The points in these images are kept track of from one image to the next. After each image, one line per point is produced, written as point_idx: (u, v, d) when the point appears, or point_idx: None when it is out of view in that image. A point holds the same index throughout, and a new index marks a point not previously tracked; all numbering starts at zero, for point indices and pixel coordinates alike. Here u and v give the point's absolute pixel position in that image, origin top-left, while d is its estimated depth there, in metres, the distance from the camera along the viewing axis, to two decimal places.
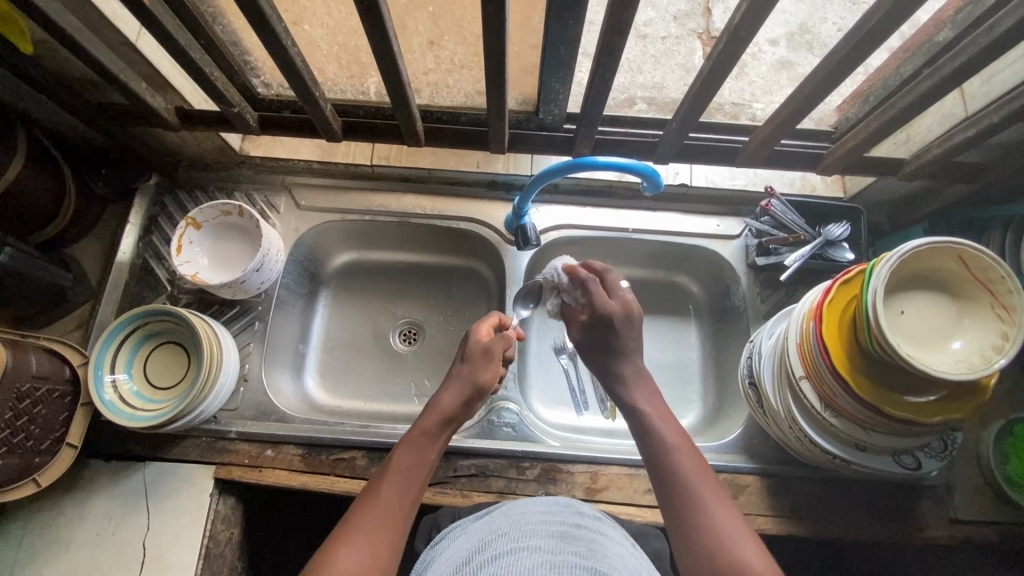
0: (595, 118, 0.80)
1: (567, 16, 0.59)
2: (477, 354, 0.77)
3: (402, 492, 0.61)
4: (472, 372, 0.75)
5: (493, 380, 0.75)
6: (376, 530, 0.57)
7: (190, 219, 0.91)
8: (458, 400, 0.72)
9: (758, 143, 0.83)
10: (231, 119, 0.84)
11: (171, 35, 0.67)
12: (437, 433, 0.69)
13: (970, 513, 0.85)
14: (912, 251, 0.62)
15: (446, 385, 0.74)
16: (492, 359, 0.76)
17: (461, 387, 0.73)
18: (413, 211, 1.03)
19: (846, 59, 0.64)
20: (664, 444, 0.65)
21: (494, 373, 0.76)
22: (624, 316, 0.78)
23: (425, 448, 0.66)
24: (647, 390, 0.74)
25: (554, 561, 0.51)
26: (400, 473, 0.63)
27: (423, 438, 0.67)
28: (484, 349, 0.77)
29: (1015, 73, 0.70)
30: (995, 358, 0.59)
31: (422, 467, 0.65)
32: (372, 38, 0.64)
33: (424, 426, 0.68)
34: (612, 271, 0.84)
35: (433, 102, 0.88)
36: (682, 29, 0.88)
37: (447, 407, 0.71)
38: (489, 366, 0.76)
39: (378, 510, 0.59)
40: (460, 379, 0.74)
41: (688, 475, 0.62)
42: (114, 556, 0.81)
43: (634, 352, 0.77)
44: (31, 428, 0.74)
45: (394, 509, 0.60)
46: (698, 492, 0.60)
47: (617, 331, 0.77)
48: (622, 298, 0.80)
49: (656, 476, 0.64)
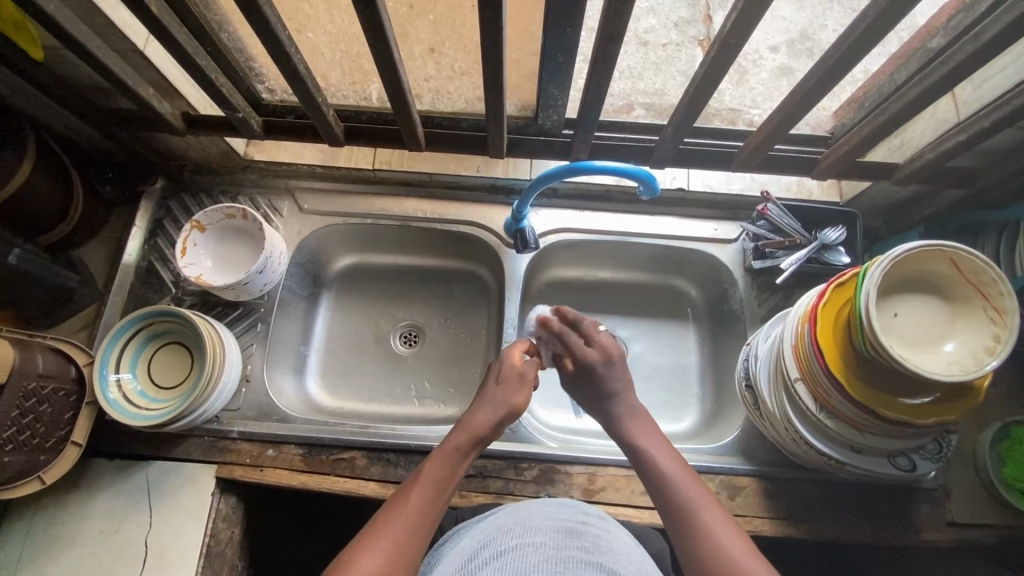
0: (593, 123, 0.81)
1: (564, 23, 0.61)
2: (509, 378, 0.77)
3: (430, 501, 0.62)
4: (505, 394, 0.75)
5: (523, 403, 0.76)
6: (399, 542, 0.57)
7: (195, 222, 0.93)
8: (491, 419, 0.72)
9: (753, 147, 0.84)
10: (235, 123, 0.86)
11: (178, 42, 0.69)
12: (468, 450, 0.69)
13: (969, 517, 0.85)
14: (904, 255, 0.63)
15: (479, 404, 0.74)
16: (526, 384, 0.77)
17: (495, 408, 0.73)
18: (414, 215, 1.04)
19: (838, 63, 0.65)
20: (669, 471, 0.65)
21: (525, 398, 0.77)
22: (605, 360, 0.78)
23: (456, 463, 0.67)
24: (645, 425, 0.73)
25: (559, 556, 0.51)
26: (429, 483, 0.63)
27: (454, 454, 0.67)
28: (519, 373, 0.78)
29: (1007, 79, 0.71)
30: (986, 360, 0.59)
31: (451, 481, 0.65)
32: (373, 44, 0.65)
33: (457, 442, 0.68)
34: (585, 318, 0.85)
35: (434, 108, 0.89)
36: (683, 36, 0.89)
37: (481, 426, 0.71)
38: (522, 391, 0.77)
39: (405, 518, 0.59)
40: (494, 399, 0.74)
41: (694, 502, 0.61)
42: (117, 554, 0.82)
43: (623, 392, 0.76)
44: (37, 426, 0.75)
45: (420, 521, 0.60)
46: (703, 515, 0.60)
47: (600, 376, 0.77)
48: (603, 343, 0.80)
49: (661, 506, 0.64)
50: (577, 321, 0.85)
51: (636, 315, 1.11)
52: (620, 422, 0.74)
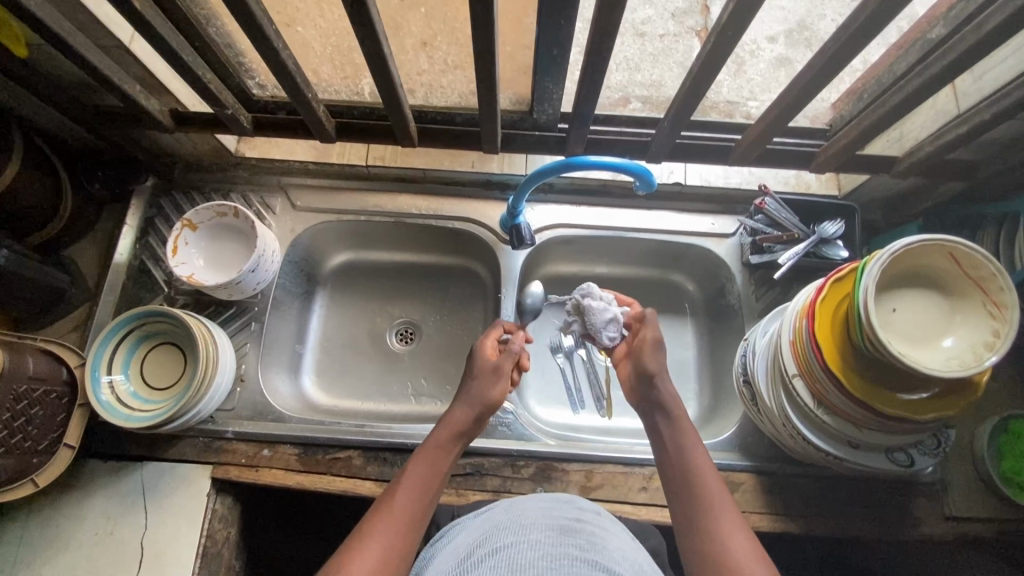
0: (587, 117, 0.80)
1: (558, 15, 0.59)
2: (485, 371, 0.77)
3: (418, 499, 0.62)
4: (481, 389, 0.75)
5: (501, 396, 0.75)
6: (387, 541, 0.57)
7: (185, 219, 0.92)
8: (471, 414, 0.72)
9: (751, 140, 0.83)
10: (224, 120, 0.85)
11: (163, 38, 0.67)
12: (451, 445, 0.69)
13: (966, 510, 0.84)
14: (903, 249, 0.62)
15: (457, 401, 0.74)
16: (502, 375, 0.76)
17: (472, 404, 0.73)
18: (408, 211, 1.03)
19: (836, 56, 0.64)
20: (690, 465, 0.65)
21: (502, 390, 0.76)
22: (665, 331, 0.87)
23: (439, 459, 0.67)
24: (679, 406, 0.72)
25: (554, 554, 0.51)
26: (415, 481, 0.63)
27: (438, 451, 0.68)
28: (493, 366, 0.77)
29: (1008, 69, 0.70)
30: (986, 355, 0.59)
31: (437, 476, 0.65)
32: (362, 39, 0.64)
33: (438, 438, 0.69)
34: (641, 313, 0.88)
35: (427, 103, 0.88)
36: (681, 27, 0.89)
37: (461, 421, 0.71)
38: (498, 382, 0.76)
39: (393, 515, 0.59)
40: (472, 393, 0.74)
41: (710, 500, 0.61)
42: (112, 556, 0.81)
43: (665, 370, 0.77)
44: (28, 428, 0.75)
45: (409, 517, 0.60)
46: (718, 512, 0.59)
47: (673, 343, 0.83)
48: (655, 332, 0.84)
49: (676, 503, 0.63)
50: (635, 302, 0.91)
51: None
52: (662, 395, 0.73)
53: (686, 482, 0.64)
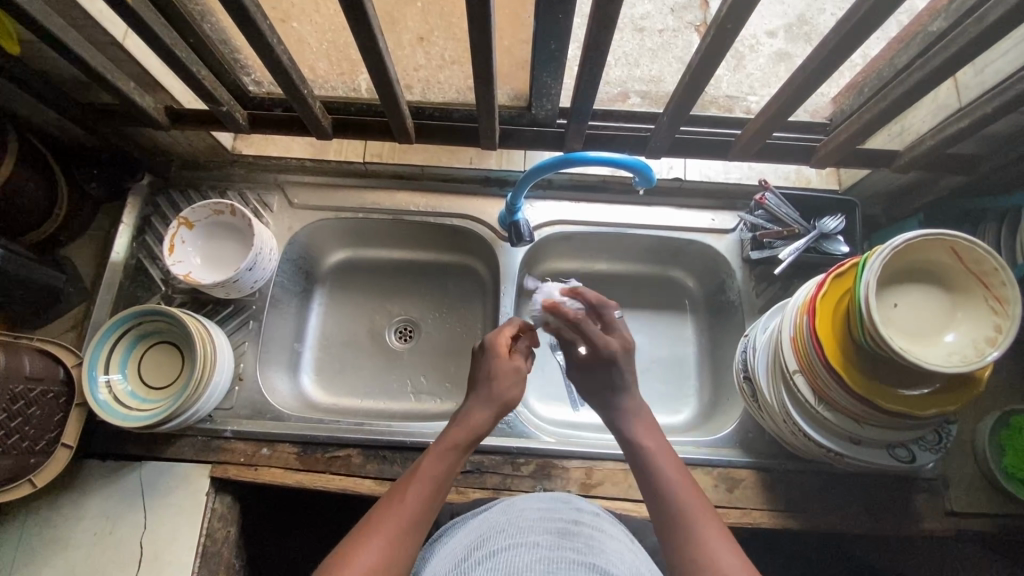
0: (585, 113, 0.79)
1: (556, 10, 0.59)
2: (502, 372, 0.73)
3: (427, 501, 0.61)
4: (500, 390, 0.72)
5: (517, 398, 0.74)
6: (391, 541, 0.56)
7: (182, 219, 0.91)
8: (486, 417, 0.70)
9: (751, 135, 0.82)
10: (219, 118, 0.84)
11: (157, 35, 0.67)
12: (466, 446, 0.68)
13: (967, 506, 0.84)
14: (905, 244, 0.61)
15: (473, 401, 0.72)
16: (520, 378, 0.74)
17: (490, 406, 0.71)
18: (406, 208, 1.03)
19: (836, 49, 0.64)
20: (660, 479, 0.64)
21: (519, 392, 0.74)
22: (624, 350, 0.75)
23: (451, 462, 0.65)
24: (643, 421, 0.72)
25: (552, 557, 0.51)
26: (426, 481, 0.62)
27: (452, 452, 0.66)
28: (514, 368, 0.74)
29: (1010, 63, 0.69)
30: (988, 351, 0.58)
31: (448, 479, 0.64)
32: (358, 35, 0.63)
33: (453, 440, 0.67)
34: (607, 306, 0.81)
35: (424, 99, 0.87)
36: (680, 23, 0.85)
37: (477, 424, 0.70)
38: (517, 384, 0.74)
39: (400, 515, 0.58)
40: (488, 394, 0.72)
41: (686, 512, 0.60)
42: (111, 556, 0.81)
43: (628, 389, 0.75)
44: (26, 428, 0.75)
45: (413, 520, 0.59)
46: (694, 521, 0.59)
47: (617, 371, 0.74)
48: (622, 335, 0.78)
49: (653, 508, 0.63)
50: (602, 305, 0.81)
51: (633, 306, 1.10)
52: (621, 416, 0.73)
53: (657, 497, 0.63)
